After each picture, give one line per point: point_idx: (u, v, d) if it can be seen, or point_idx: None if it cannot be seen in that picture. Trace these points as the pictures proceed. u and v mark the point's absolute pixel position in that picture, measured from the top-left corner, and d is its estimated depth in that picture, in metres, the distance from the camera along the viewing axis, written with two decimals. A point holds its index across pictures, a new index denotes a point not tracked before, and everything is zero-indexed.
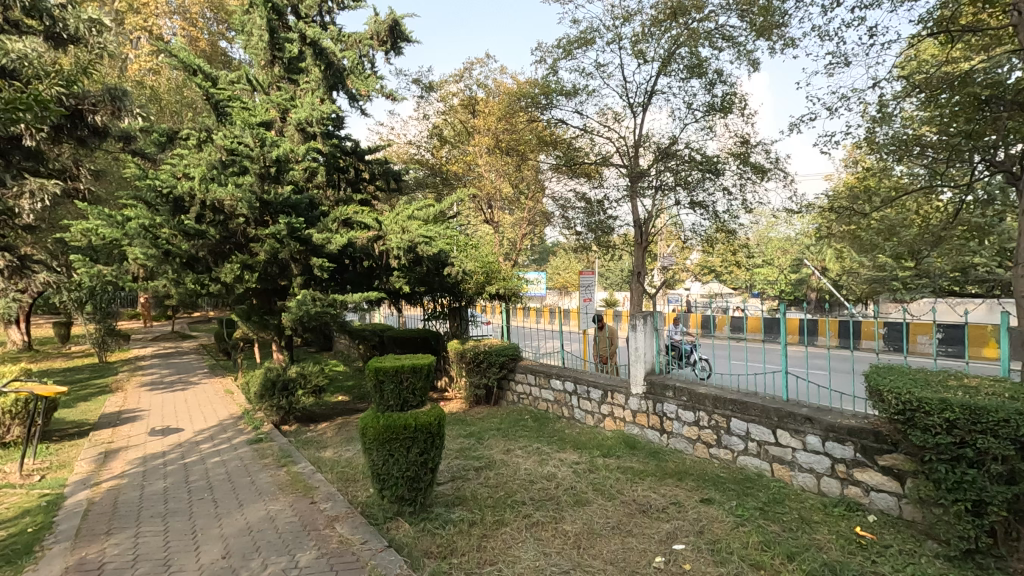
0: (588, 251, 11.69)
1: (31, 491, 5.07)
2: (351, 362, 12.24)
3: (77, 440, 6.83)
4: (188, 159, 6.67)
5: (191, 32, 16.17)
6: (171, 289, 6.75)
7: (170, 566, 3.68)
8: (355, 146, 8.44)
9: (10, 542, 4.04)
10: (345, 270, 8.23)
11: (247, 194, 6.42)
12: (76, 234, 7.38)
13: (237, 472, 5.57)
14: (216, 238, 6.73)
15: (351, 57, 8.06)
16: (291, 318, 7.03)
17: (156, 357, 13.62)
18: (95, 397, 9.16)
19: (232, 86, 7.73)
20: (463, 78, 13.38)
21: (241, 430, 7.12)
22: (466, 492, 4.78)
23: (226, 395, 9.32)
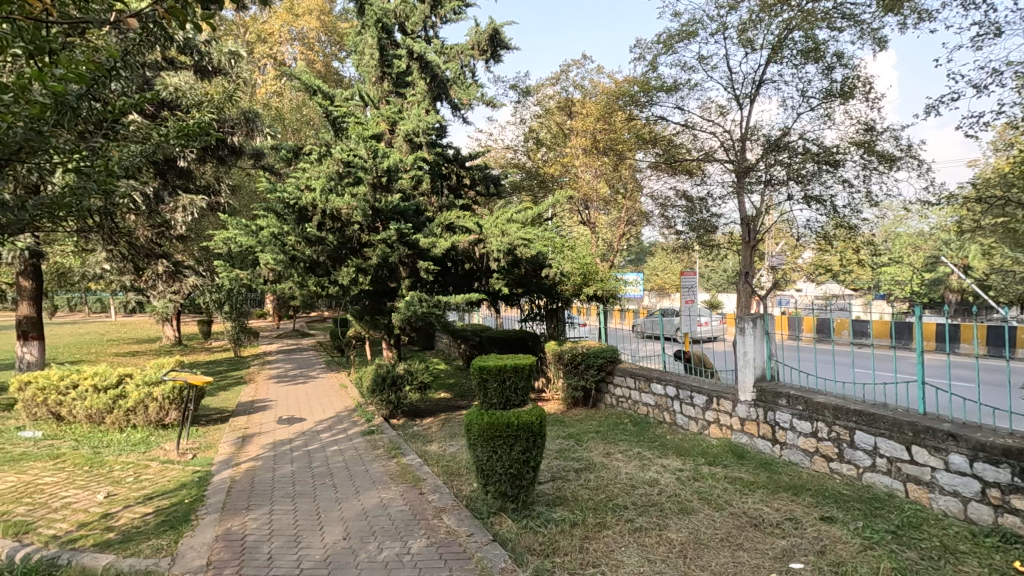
0: (689, 251, 11.26)
1: (186, 468, 5.82)
2: (453, 360, 12.72)
3: (219, 424, 7.72)
4: (310, 173, 7.31)
5: (309, 57, 17.74)
6: (296, 291, 7.42)
7: (300, 542, 4.06)
8: (457, 154, 8.78)
9: (173, 510, 4.68)
10: (448, 272, 8.59)
11: (361, 203, 6.93)
12: (219, 243, 8.37)
13: (353, 461, 6.01)
14: (334, 243, 7.31)
15: (454, 69, 8.41)
16: (400, 317, 7.47)
17: (281, 352, 15.02)
18: (233, 387, 10.30)
19: (348, 102, 8.36)
20: (560, 80, 13.43)
21: (355, 422, 7.66)
22: (567, 493, 4.80)
23: (341, 389, 10.07)
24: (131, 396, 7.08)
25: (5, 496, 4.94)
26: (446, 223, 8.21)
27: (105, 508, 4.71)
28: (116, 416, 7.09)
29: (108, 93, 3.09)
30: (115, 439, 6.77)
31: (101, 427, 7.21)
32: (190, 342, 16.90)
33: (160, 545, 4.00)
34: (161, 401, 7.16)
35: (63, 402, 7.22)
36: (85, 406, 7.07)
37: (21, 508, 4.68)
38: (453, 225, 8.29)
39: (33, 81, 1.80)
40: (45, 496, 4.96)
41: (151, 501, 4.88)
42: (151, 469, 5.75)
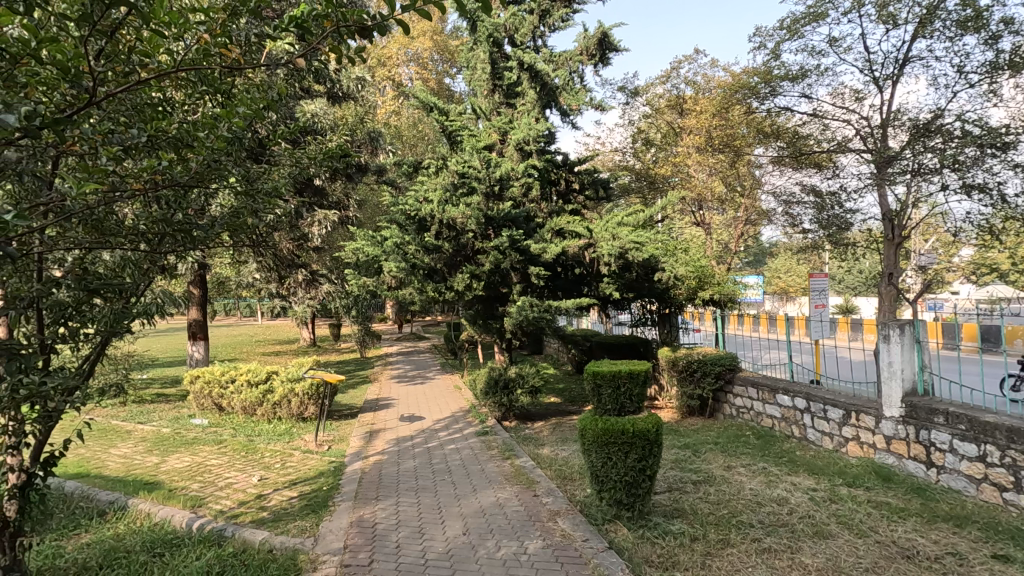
0: (819, 250, 10.34)
1: (324, 458, 6.41)
2: (562, 365, 12.76)
3: (350, 420, 8.40)
4: (428, 185, 7.76)
5: (424, 76, 18.84)
6: (416, 297, 7.89)
7: (424, 534, 4.30)
8: (565, 159, 8.84)
9: (315, 495, 5.18)
10: (558, 277, 8.66)
11: (475, 212, 7.22)
12: (349, 253, 9.14)
13: (469, 460, 6.25)
14: (450, 251, 7.67)
15: (563, 76, 8.50)
16: (512, 322, 7.65)
17: (400, 354, 16.02)
18: (359, 386, 11.15)
19: (461, 116, 8.76)
20: (670, 77, 13.01)
21: (470, 423, 7.96)
22: (686, 505, 4.61)
23: (455, 390, 10.50)
24: (277, 392, 7.94)
25: (183, 474, 5.78)
26: (556, 228, 8.30)
27: (260, 490, 5.34)
28: (265, 408, 8.00)
29: (267, 124, 3.54)
30: (264, 429, 7.63)
31: (253, 417, 8.17)
32: (323, 344, 18.60)
33: (304, 526, 4.45)
34: (301, 397, 7.95)
35: (225, 395, 8.28)
36: (242, 398, 8.04)
37: (195, 485, 5.45)
38: (563, 230, 8.37)
39: (224, 117, 2.11)
40: (213, 475, 5.73)
41: (295, 486, 5.45)
42: (294, 457, 6.42)
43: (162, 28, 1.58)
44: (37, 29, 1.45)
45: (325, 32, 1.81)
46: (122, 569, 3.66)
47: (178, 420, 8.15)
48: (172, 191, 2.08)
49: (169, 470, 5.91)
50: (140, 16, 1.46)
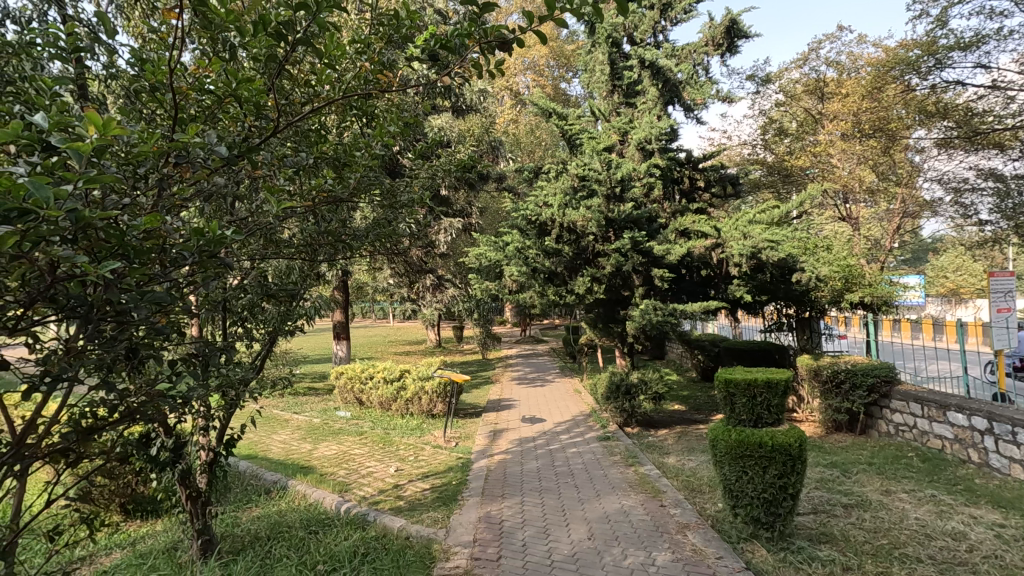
0: (1001, 245, 8.84)
1: (452, 453, 6.74)
2: (686, 371, 12.21)
3: (475, 419, 8.74)
4: (547, 190, 7.87)
5: (540, 82, 19.12)
6: (537, 300, 8.01)
7: (549, 535, 4.34)
8: (689, 156, 8.47)
9: (445, 488, 5.47)
10: (682, 280, 8.32)
11: (596, 214, 7.20)
12: (472, 259, 9.55)
13: (592, 464, 6.21)
14: (570, 254, 7.69)
15: (687, 70, 8.16)
16: (635, 326, 7.48)
17: (520, 356, 16.35)
18: (482, 386, 11.57)
19: (580, 119, 8.76)
20: (807, 60, 11.92)
21: (591, 427, 7.90)
22: (835, 530, 4.17)
23: (575, 394, 10.49)
24: (409, 388, 8.49)
25: (332, 461, 6.40)
26: (680, 228, 7.99)
27: (397, 480, 5.76)
28: (399, 404, 8.59)
29: (406, 141, 3.83)
30: (399, 424, 8.21)
31: (388, 412, 8.82)
32: (448, 345, 19.61)
33: (437, 517, 4.71)
34: (431, 394, 8.41)
35: (364, 390, 9.05)
36: (379, 394, 8.73)
37: (342, 471, 6.01)
38: (688, 230, 8.03)
39: (377, 136, 2.30)
40: (357, 464, 6.29)
41: (428, 479, 5.79)
42: (426, 451, 6.83)
43: (330, 60, 1.75)
44: (237, 70, 1.69)
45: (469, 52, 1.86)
46: (285, 542, 4.13)
47: (326, 412, 9.05)
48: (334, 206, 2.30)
49: (320, 456, 6.59)
50: (314, 51, 1.63)
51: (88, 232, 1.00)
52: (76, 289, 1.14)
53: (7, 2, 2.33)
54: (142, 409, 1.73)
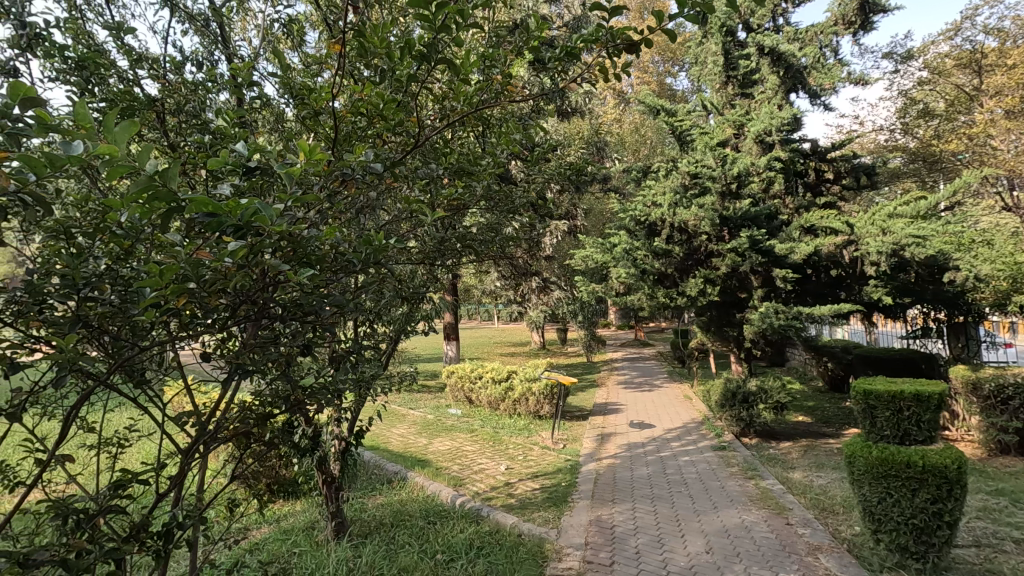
0: None
1: (560, 455, 6.76)
2: (811, 379, 11.26)
3: (581, 421, 8.69)
4: (656, 189, 7.65)
5: (646, 79, 18.66)
6: (646, 303, 7.81)
7: (663, 545, 4.21)
8: (815, 146, 7.82)
9: (554, 489, 5.51)
10: (808, 281, 7.69)
11: (709, 213, 6.90)
12: (578, 261, 9.53)
13: (707, 474, 5.93)
14: (681, 255, 7.41)
15: (812, 53, 7.55)
16: (753, 330, 7.02)
17: (626, 359, 16.02)
18: (588, 389, 11.49)
19: (691, 114, 8.41)
20: (959, 30, 10.50)
21: (704, 436, 7.54)
22: (1005, 567, 3.62)
23: (686, 400, 10.07)
24: (516, 389, 8.65)
25: (447, 456, 6.70)
26: (805, 225, 7.39)
27: (507, 478, 5.90)
28: (507, 404, 8.78)
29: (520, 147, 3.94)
30: (507, 423, 8.40)
31: (497, 411, 9.05)
32: (552, 347, 19.70)
33: (548, 517, 4.75)
34: (537, 395, 8.49)
35: (474, 389, 9.36)
36: (488, 393, 8.99)
37: (456, 466, 6.28)
38: (814, 227, 7.41)
39: (502, 145, 2.33)
40: (469, 460, 6.53)
41: (537, 479, 5.86)
42: (534, 452, 6.92)
43: (465, 74, 1.79)
44: (382, 91, 1.79)
45: (596, 57, 1.84)
46: (407, 530, 4.40)
47: (439, 408, 9.49)
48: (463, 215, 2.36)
49: (434, 451, 6.92)
50: (450, 68, 1.70)
51: (286, 246, 1.11)
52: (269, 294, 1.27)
53: (187, 48, 2.74)
54: (307, 399, 1.92)
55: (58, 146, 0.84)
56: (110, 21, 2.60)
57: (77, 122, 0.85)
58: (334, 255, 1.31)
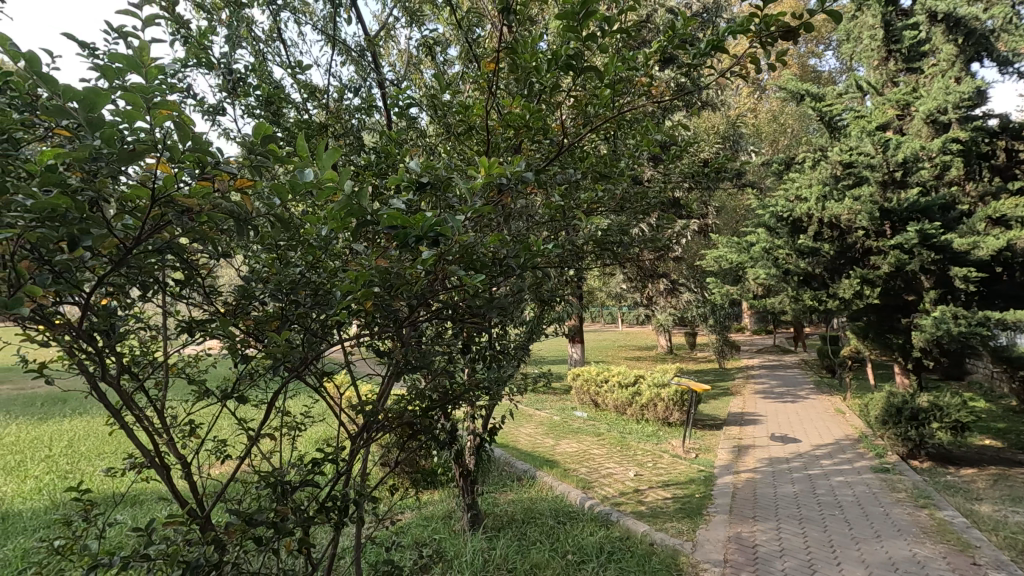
0: None
1: (693, 465, 6.46)
2: (1001, 396, 9.55)
3: (715, 431, 8.22)
4: (801, 182, 7.05)
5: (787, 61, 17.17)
6: (789, 305, 7.20)
7: (815, 572, 3.85)
8: (1006, 123, 6.67)
9: (687, 500, 5.27)
10: (997, 281, 6.56)
11: (866, 205, 6.20)
12: (711, 261, 9.04)
13: (867, 498, 5.30)
14: (832, 254, 6.76)
15: (1001, 14, 6.45)
16: (924, 337, 6.15)
17: (764, 367, 14.80)
18: (722, 397, 10.82)
19: (842, 97, 7.61)
20: None
21: (862, 454, 6.75)
22: None
23: (837, 414, 9.07)
24: (644, 394, 8.41)
25: (574, 458, 6.73)
26: (993, 216, 6.32)
27: (637, 484, 5.76)
28: (634, 409, 8.58)
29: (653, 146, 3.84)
30: (635, 428, 8.21)
31: (624, 416, 8.88)
32: (680, 352, 18.88)
33: (682, 529, 4.57)
34: (667, 401, 8.19)
35: (600, 392, 9.28)
36: (615, 397, 8.86)
37: (584, 469, 6.28)
38: (1006, 217, 6.31)
39: (642, 146, 2.28)
40: (597, 463, 6.48)
41: (670, 488, 5.65)
42: (665, 459, 6.68)
43: (613, 79, 1.77)
44: (531, 102, 1.84)
45: (745, 48, 1.74)
46: (537, 527, 4.49)
47: (565, 410, 9.54)
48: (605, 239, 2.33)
49: (562, 452, 6.98)
50: (597, 74, 1.69)
51: (457, 254, 1.20)
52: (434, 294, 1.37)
53: (345, 78, 3.06)
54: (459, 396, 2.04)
55: (287, 173, 0.99)
56: (287, 62, 3.00)
57: (297, 152, 0.99)
58: (494, 260, 1.38)
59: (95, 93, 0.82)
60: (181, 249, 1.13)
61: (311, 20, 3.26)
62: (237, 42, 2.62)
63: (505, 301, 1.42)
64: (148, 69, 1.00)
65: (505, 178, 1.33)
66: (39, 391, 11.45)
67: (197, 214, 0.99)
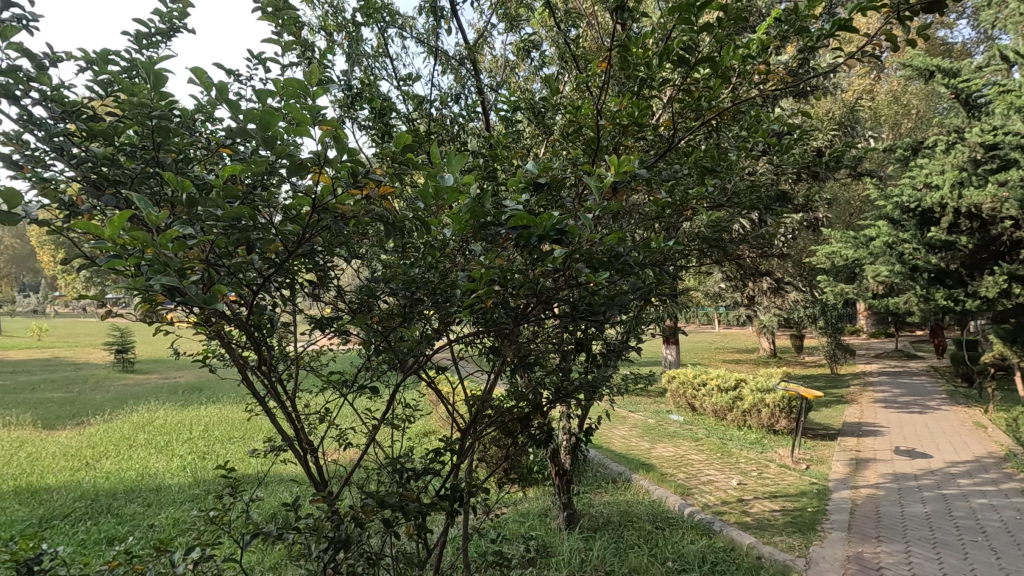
0: None
1: (803, 477, 6.03)
2: None
3: (828, 442, 7.61)
4: (930, 168, 6.38)
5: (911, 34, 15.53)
6: (917, 305, 6.52)
7: None
8: None
9: (798, 514, 4.93)
10: None
11: (1014, 192, 5.47)
12: (822, 258, 8.37)
13: (1017, 525, 4.65)
14: (970, 248, 6.21)
15: None
16: None
17: (885, 374, 13.43)
18: (835, 405, 9.97)
19: (982, 70, 6.76)
20: None
21: (1010, 475, 5.93)
22: None
23: (977, 428, 8.04)
24: (747, 399, 7.96)
25: (672, 462, 6.53)
26: None
27: (741, 494, 5.47)
28: (736, 414, 8.14)
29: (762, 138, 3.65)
30: (736, 435, 7.80)
31: (724, 422, 8.47)
32: (785, 355, 17.64)
33: (793, 544, 4.28)
34: (772, 408, 7.70)
35: (697, 396, 8.91)
36: (714, 402, 8.47)
37: (682, 475, 6.07)
38: None
39: (755, 137, 2.17)
40: (697, 469, 6.24)
41: (778, 499, 5.31)
42: (771, 469, 6.29)
43: (728, 69, 1.71)
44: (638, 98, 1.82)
45: (878, 25, 1.61)
46: (635, 531, 4.42)
47: (660, 413, 9.28)
48: (712, 254, 2.17)
49: (658, 456, 6.79)
50: (711, 67, 1.64)
51: (577, 254, 1.22)
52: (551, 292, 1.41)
53: (447, 88, 3.19)
54: (566, 393, 2.06)
55: (423, 179, 1.08)
56: (395, 76, 3.17)
57: (432, 159, 1.07)
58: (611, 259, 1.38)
59: (271, 114, 0.96)
60: (328, 251, 1.27)
61: (416, 34, 3.42)
62: (352, 61, 2.81)
63: (622, 298, 1.43)
64: (305, 91, 1.13)
65: (622, 176, 1.32)
66: (180, 381, 12.96)
67: (348, 219, 1.12)
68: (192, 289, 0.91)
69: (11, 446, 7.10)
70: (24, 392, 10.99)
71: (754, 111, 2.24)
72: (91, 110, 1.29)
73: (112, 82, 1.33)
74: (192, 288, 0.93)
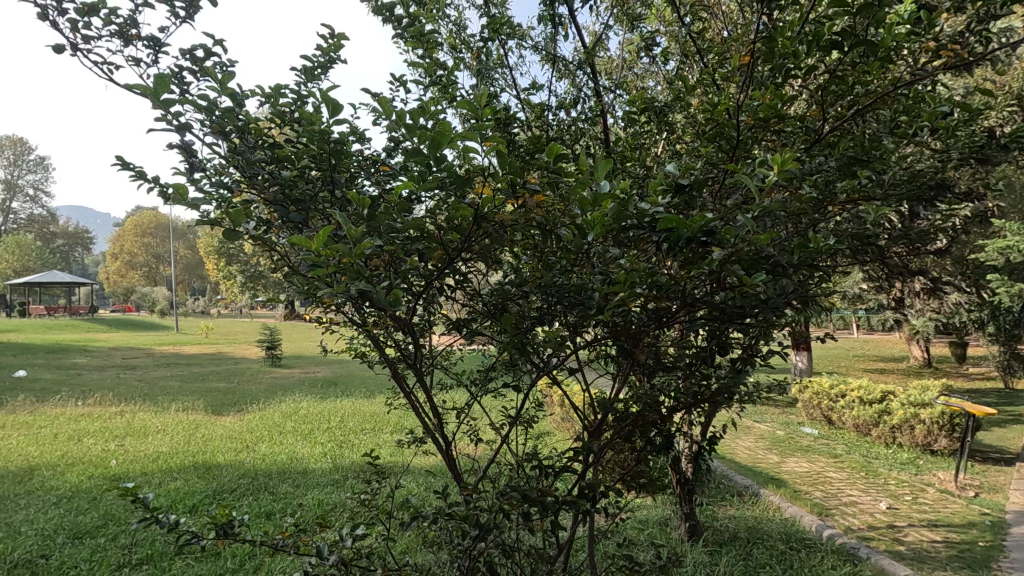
0: None
1: (971, 506, 5.26)
2: None
3: (1003, 467, 6.55)
4: None
5: None
6: None
7: None
8: None
9: (965, 547, 4.31)
10: None
11: None
12: (992, 254, 7.25)
13: None
14: None
15: None
16: None
17: None
18: (1012, 425, 8.55)
19: None
20: None
21: None
22: None
23: None
24: (897, 414, 7.09)
25: (806, 478, 6.02)
26: None
27: (891, 519, 4.89)
28: (882, 430, 7.29)
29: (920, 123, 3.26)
30: (883, 453, 6.99)
31: (867, 438, 7.64)
32: (942, 365, 15.44)
33: None
34: (928, 425, 6.80)
35: (834, 408, 8.11)
36: (854, 415, 7.68)
37: (819, 493, 5.56)
38: None
39: (916, 121, 1.95)
40: (836, 488, 5.69)
41: (938, 529, 4.67)
42: (929, 494, 5.56)
43: (887, 49, 1.57)
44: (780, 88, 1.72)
45: None
46: (765, 549, 4.13)
47: (790, 425, 8.60)
48: (863, 254, 1.99)
49: (790, 470, 6.30)
50: (870, 49, 1.52)
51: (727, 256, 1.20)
52: (690, 295, 1.39)
53: (566, 94, 3.19)
54: (700, 402, 1.99)
55: (573, 186, 1.15)
56: (516, 86, 3.25)
57: (582, 168, 1.13)
58: (762, 261, 1.32)
59: (441, 135, 1.09)
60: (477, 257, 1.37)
61: (534, 44, 3.48)
62: (476, 75, 2.93)
63: (776, 301, 1.37)
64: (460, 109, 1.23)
65: (771, 174, 1.27)
66: (318, 375, 14.36)
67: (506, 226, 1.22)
68: (380, 294, 1.09)
69: (190, 428, 8.32)
70: (198, 382, 12.82)
71: (911, 94, 2.02)
72: (274, 138, 1.49)
73: (289, 112, 1.52)
74: (380, 292, 1.08)
